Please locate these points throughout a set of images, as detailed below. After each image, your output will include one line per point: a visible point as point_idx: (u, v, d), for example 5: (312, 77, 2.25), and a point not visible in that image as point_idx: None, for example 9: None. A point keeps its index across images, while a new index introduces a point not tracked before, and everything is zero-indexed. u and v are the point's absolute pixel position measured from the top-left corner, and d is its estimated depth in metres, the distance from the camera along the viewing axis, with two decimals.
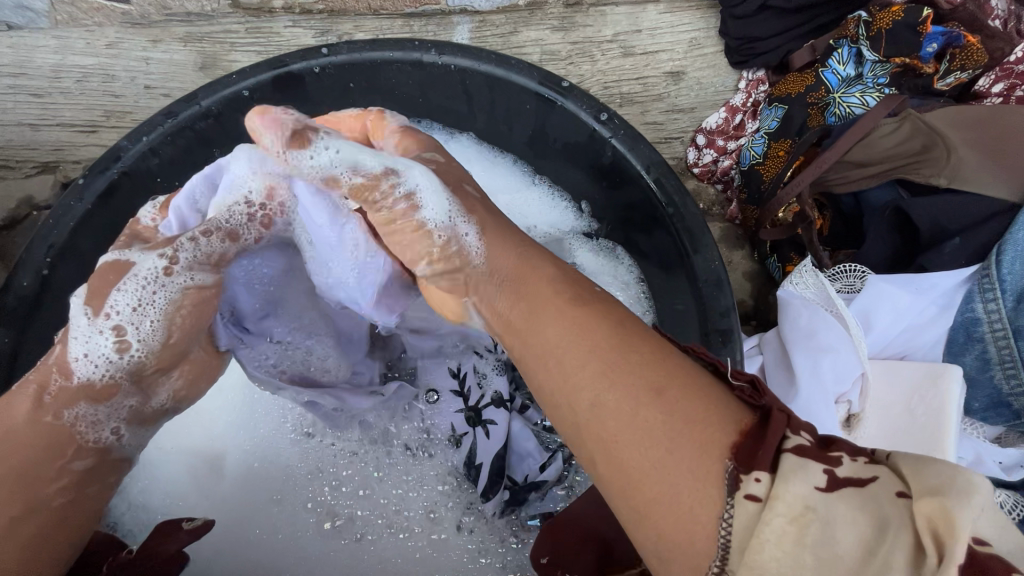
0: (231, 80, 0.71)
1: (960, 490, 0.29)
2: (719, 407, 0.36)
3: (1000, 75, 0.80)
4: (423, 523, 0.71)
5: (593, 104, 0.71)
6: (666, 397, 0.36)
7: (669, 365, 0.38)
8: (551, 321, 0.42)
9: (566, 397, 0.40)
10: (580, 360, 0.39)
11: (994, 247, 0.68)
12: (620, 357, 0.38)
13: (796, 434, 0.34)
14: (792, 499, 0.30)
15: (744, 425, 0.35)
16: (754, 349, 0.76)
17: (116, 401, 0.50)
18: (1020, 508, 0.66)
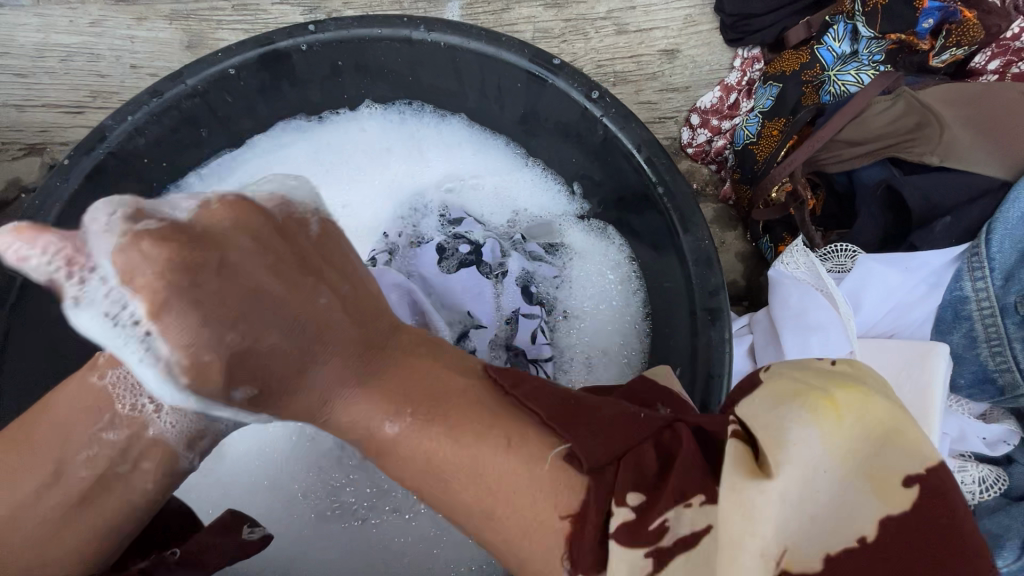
0: (216, 58, 0.70)
1: None
2: (553, 491, 0.39)
3: (996, 51, 0.79)
4: (424, 506, 0.72)
5: (584, 82, 0.70)
6: (513, 452, 0.41)
7: (507, 428, 0.42)
8: (391, 420, 0.44)
9: (435, 471, 0.42)
10: (458, 472, 0.41)
11: (985, 225, 0.69)
12: (450, 450, 0.42)
13: None
14: (634, 561, 0.36)
15: (573, 508, 0.39)
16: (745, 329, 0.77)
17: (144, 372, 0.51)
18: (1002, 482, 0.68)
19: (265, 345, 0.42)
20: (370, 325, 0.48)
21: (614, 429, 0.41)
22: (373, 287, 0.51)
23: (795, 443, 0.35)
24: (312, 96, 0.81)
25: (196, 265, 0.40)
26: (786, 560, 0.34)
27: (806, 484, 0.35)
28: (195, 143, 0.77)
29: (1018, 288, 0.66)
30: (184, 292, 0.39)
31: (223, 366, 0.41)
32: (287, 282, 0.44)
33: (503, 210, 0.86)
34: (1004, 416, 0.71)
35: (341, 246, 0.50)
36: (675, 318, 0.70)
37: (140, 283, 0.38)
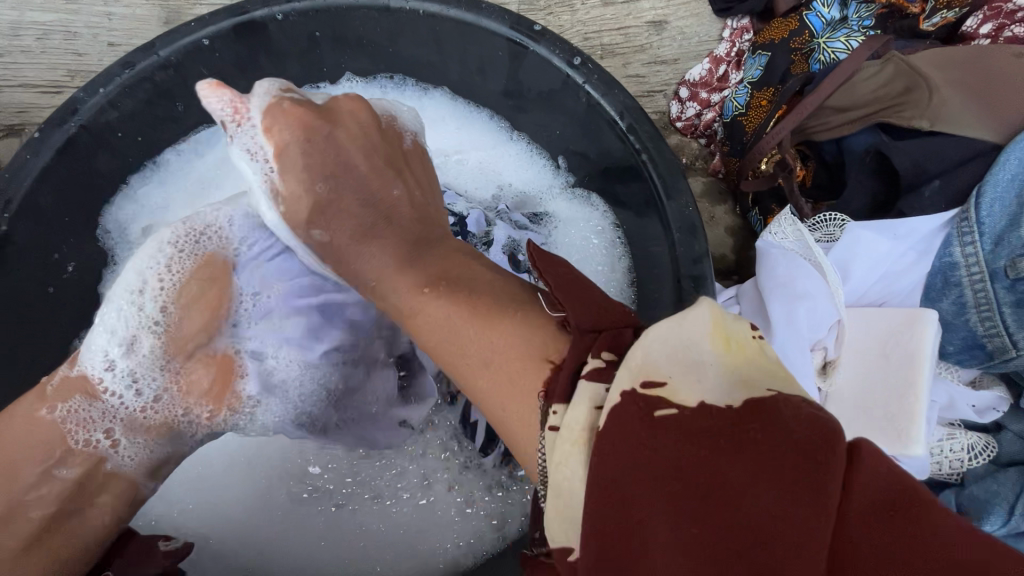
0: (188, 28, 0.68)
1: (687, 364, 0.32)
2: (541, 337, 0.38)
3: (988, 15, 0.77)
4: (413, 487, 0.71)
5: (566, 48, 0.68)
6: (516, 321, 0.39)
7: (512, 300, 0.42)
8: (423, 288, 0.46)
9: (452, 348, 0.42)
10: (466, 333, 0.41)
11: (975, 188, 0.67)
12: (475, 324, 0.41)
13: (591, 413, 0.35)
14: (572, 425, 0.32)
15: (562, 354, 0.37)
16: (731, 301, 0.75)
17: (108, 401, 0.52)
18: (990, 449, 0.68)
19: (338, 207, 0.53)
20: (427, 217, 0.55)
21: (610, 309, 0.37)
22: (435, 201, 0.58)
23: (665, 324, 0.33)
24: (291, 70, 0.79)
25: (312, 127, 0.53)
26: (662, 382, 0.31)
27: (680, 342, 0.33)
28: (171, 118, 0.76)
29: (1008, 252, 0.65)
30: (299, 143, 0.52)
31: (311, 203, 0.53)
32: (372, 165, 0.54)
33: (487, 185, 0.85)
34: (994, 383, 0.70)
35: (424, 162, 0.61)
36: (660, 286, 0.69)
37: (276, 133, 0.52)
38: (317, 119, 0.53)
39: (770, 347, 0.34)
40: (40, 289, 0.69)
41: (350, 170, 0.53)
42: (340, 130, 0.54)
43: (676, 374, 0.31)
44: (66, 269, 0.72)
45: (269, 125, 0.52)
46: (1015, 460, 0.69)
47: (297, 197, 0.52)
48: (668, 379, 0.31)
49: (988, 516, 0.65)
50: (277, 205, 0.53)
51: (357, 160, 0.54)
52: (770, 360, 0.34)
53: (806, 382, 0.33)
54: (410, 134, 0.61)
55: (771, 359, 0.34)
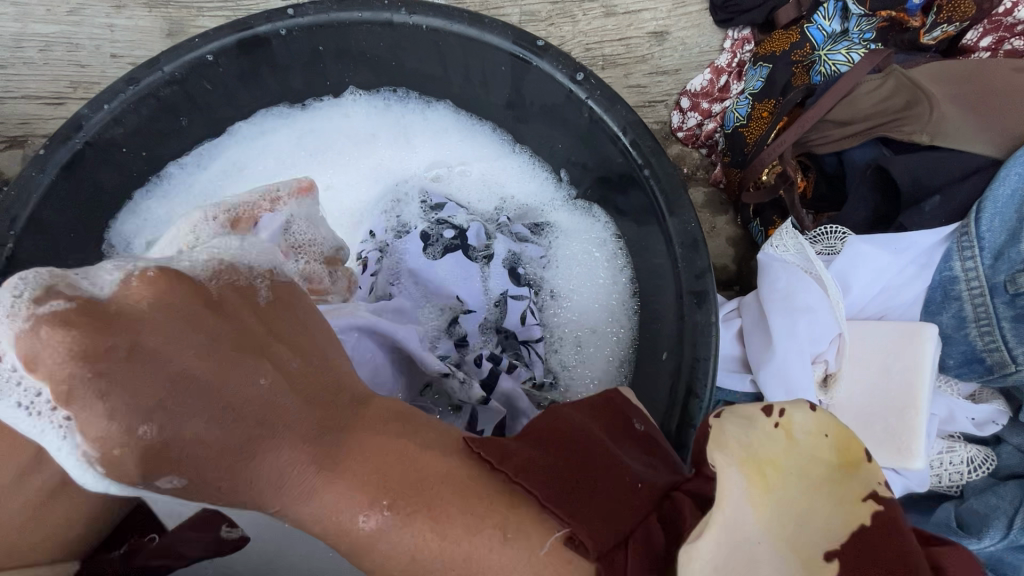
0: (192, 44, 0.68)
1: (743, 552, 0.32)
2: (561, 571, 0.31)
3: (988, 28, 0.78)
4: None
5: (569, 64, 0.69)
6: (510, 545, 0.31)
7: (510, 510, 0.32)
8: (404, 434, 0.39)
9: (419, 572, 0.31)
10: (438, 565, 0.31)
11: (975, 203, 0.68)
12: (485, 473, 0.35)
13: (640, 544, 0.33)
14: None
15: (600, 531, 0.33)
16: (733, 313, 0.75)
17: (176, 287, 0.55)
18: (990, 462, 0.70)
19: (185, 440, 0.30)
20: (327, 386, 0.35)
21: (620, 497, 0.34)
22: (329, 350, 0.36)
23: (716, 531, 0.31)
24: (294, 83, 0.79)
25: (108, 345, 0.29)
26: None
27: (732, 538, 0.32)
28: (175, 132, 0.76)
29: (1007, 267, 0.66)
30: (88, 383, 0.28)
31: (139, 448, 0.29)
32: (217, 355, 0.31)
33: (489, 198, 0.85)
34: (993, 397, 0.71)
35: (303, 303, 0.37)
36: (662, 300, 0.70)
37: (43, 369, 0.28)
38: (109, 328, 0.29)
39: (792, 427, 0.36)
40: None
41: (196, 374, 0.30)
42: (245, 249, 0.43)
43: (736, 570, 0.31)
44: None
45: (307, 194, 0.60)
46: (1013, 472, 0.69)
47: (101, 433, 0.28)
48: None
49: (987, 529, 0.65)
50: (85, 454, 0.29)
51: (187, 352, 0.30)
52: (801, 455, 0.36)
53: (841, 483, 0.35)
54: None
55: (798, 445, 0.36)
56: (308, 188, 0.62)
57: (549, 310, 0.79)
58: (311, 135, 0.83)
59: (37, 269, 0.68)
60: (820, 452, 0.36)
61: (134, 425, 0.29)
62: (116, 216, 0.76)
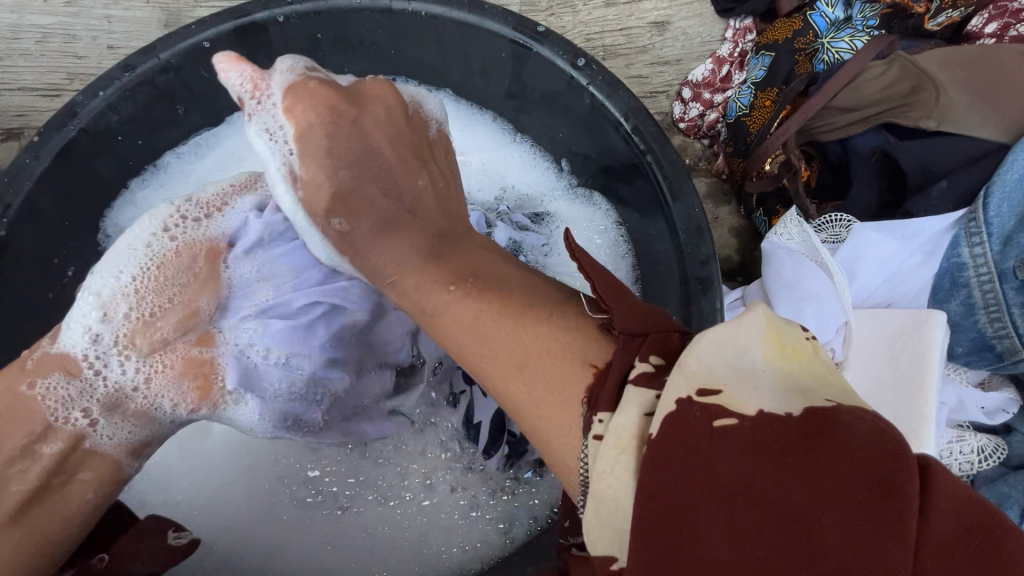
0: (188, 31, 0.67)
1: (739, 376, 0.30)
2: (587, 339, 0.35)
3: (993, 14, 0.77)
4: (417, 491, 0.70)
5: (570, 50, 0.68)
6: (549, 322, 0.36)
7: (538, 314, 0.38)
8: (447, 286, 0.42)
9: (472, 330, 0.39)
10: (498, 340, 0.37)
11: (983, 188, 0.67)
12: (504, 326, 0.37)
13: (642, 361, 0.32)
14: (620, 429, 0.30)
15: (603, 356, 0.34)
16: (737, 302, 0.75)
17: (86, 376, 0.50)
18: (1000, 451, 0.68)
19: (365, 194, 0.48)
20: (452, 213, 0.50)
21: (658, 315, 0.35)
22: (457, 190, 0.53)
23: (721, 327, 0.32)
24: None
25: (338, 112, 0.48)
26: (719, 389, 0.30)
27: (736, 360, 0.31)
28: (171, 120, 0.75)
29: (1016, 253, 0.64)
30: (324, 125, 0.47)
31: (332, 189, 0.48)
32: (396, 154, 0.50)
33: (490, 187, 0.84)
34: (1004, 384, 0.70)
35: (447, 151, 0.56)
36: (666, 289, 0.69)
37: (298, 114, 0.47)
38: (343, 100, 0.49)
39: (821, 351, 0.34)
40: (40, 295, 0.69)
41: (377, 157, 0.49)
42: (366, 115, 0.49)
43: (734, 383, 0.30)
44: (66, 273, 0.71)
45: (291, 107, 0.47)
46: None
47: (319, 183, 0.48)
48: (723, 388, 0.30)
49: None
50: (298, 196, 0.49)
51: (382, 145, 0.49)
52: (830, 368, 0.33)
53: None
54: (435, 124, 0.56)
55: (827, 359, 0.33)
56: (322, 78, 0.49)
57: None
58: None
59: (30, 259, 0.67)
60: (841, 354, 0.34)
61: (336, 221, 0.48)
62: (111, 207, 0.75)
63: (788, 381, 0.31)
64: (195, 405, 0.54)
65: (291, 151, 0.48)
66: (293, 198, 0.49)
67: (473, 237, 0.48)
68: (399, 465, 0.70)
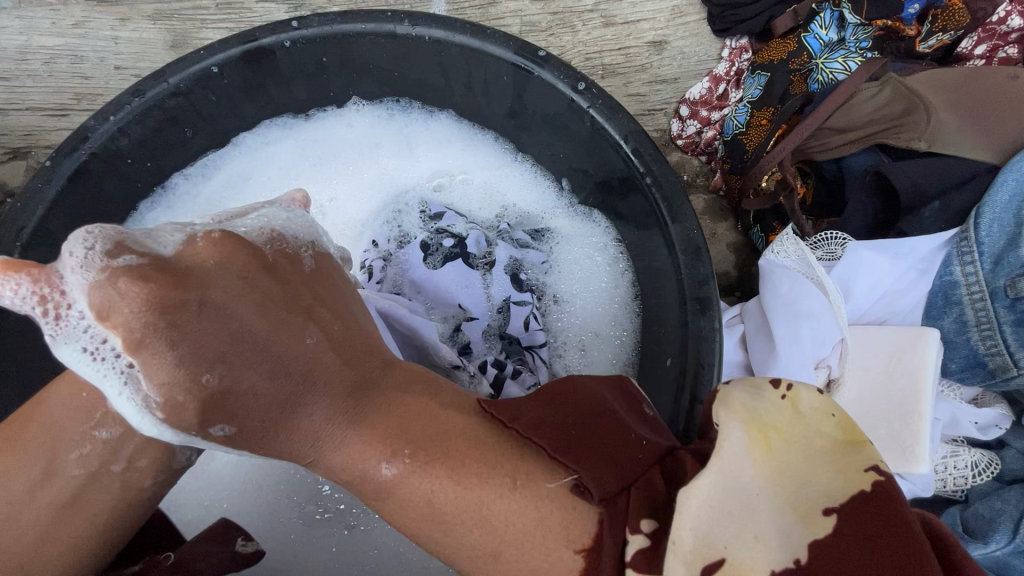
0: (198, 56, 0.69)
1: (738, 512, 0.34)
2: (565, 505, 0.37)
3: (982, 36, 0.79)
4: None
5: (570, 74, 0.69)
6: (518, 492, 0.37)
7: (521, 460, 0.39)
8: (383, 464, 0.40)
9: (437, 519, 0.38)
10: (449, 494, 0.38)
11: (974, 208, 0.69)
12: (461, 484, 0.38)
13: (635, 532, 0.35)
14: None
15: (585, 533, 0.36)
16: (736, 318, 0.77)
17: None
18: (994, 466, 0.70)
19: (245, 387, 0.37)
20: (358, 352, 0.43)
21: (626, 447, 0.38)
22: (387, 311, 0.48)
23: (708, 477, 0.34)
24: (297, 94, 0.80)
25: (171, 305, 0.35)
26: (721, 558, 0.33)
27: (729, 492, 0.34)
28: (180, 143, 0.76)
29: (1007, 272, 0.66)
30: (159, 331, 0.35)
31: (199, 402, 0.36)
32: (270, 320, 0.38)
33: (491, 206, 0.86)
34: (995, 401, 0.71)
35: (343, 283, 0.47)
36: (666, 307, 0.70)
37: (114, 319, 0.34)
38: (173, 288, 0.35)
39: (798, 402, 0.38)
40: None
41: (245, 333, 0.37)
42: (261, 273, 0.40)
43: (733, 543, 0.33)
44: None
45: (285, 182, 0.49)
46: (1018, 477, 0.70)
47: (143, 341, 0.34)
48: (726, 551, 0.33)
49: (992, 533, 0.66)
50: (159, 418, 0.37)
51: (245, 315, 0.37)
52: (807, 431, 0.37)
53: (847, 457, 0.36)
54: (304, 254, 0.44)
55: (806, 421, 0.38)
56: (208, 223, 0.41)
57: (551, 315, 0.80)
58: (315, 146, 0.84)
59: None
60: (828, 424, 0.38)
61: (217, 426, 0.38)
62: (119, 228, 0.76)
63: (791, 506, 0.35)
64: None
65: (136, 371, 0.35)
66: (157, 425, 0.37)
67: (392, 378, 0.43)
68: None
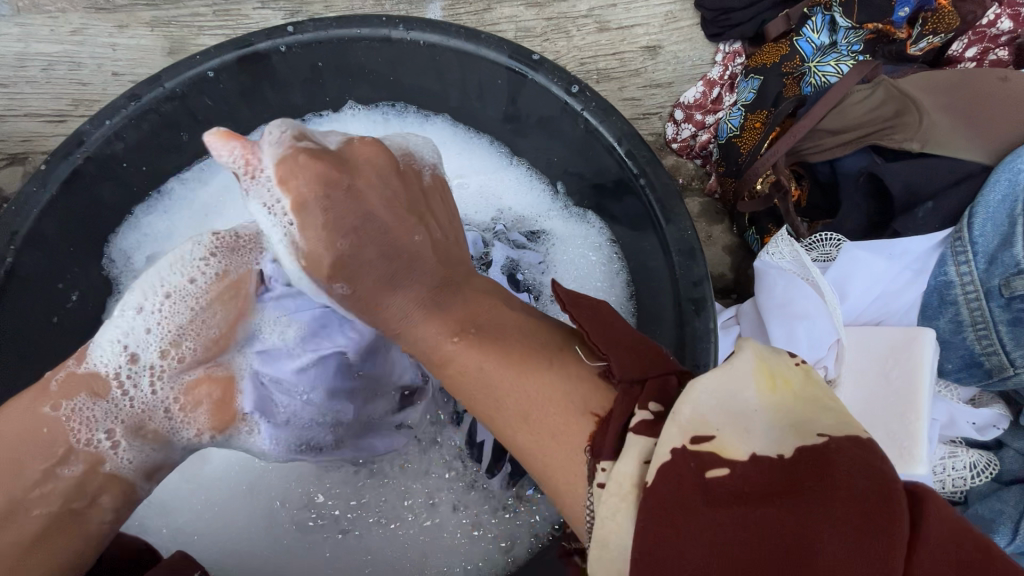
0: (194, 60, 0.69)
1: (728, 417, 0.33)
2: (588, 389, 0.38)
3: (973, 39, 0.80)
4: (419, 512, 0.70)
5: (564, 77, 0.70)
6: (556, 369, 0.39)
7: (561, 350, 0.41)
8: (451, 338, 0.44)
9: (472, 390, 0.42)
10: (499, 390, 0.40)
11: (967, 208, 0.69)
12: (508, 375, 0.40)
13: (643, 408, 0.35)
14: (620, 478, 0.32)
15: (605, 405, 0.37)
16: (731, 321, 0.76)
17: (114, 398, 0.52)
18: (993, 467, 0.69)
19: (362, 258, 0.47)
20: (451, 276, 0.49)
21: (648, 353, 0.39)
22: (453, 237, 0.52)
23: (711, 372, 0.34)
24: (293, 98, 0.80)
25: (330, 180, 0.47)
26: (711, 436, 0.32)
27: (727, 399, 0.34)
28: (176, 147, 0.76)
29: (1001, 272, 0.66)
30: (319, 198, 0.46)
31: (333, 260, 0.47)
32: (392, 215, 0.48)
33: (487, 208, 0.86)
34: (993, 401, 0.71)
35: (443, 198, 0.54)
36: (660, 306, 0.70)
37: (293, 185, 0.46)
38: (336, 171, 0.47)
39: (813, 373, 0.36)
40: (45, 319, 0.69)
41: (373, 220, 0.48)
42: (360, 179, 0.48)
43: (725, 431, 0.32)
44: (70, 298, 0.72)
45: (285, 179, 0.46)
46: (1017, 478, 0.69)
47: (317, 255, 0.47)
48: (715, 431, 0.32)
49: (993, 535, 0.66)
50: (300, 266, 0.47)
51: (375, 206, 0.48)
52: (821, 396, 0.35)
53: (853, 418, 0.34)
54: (428, 169, 0.55)
55: (820, 390, 0.36)
56: (312, 147, 0.48)
57: (546, 316, 0.80)
58: None
59: (37, 285, 0.68)
60: (836, 392, 0.36)
61: (337, 286, 0.48)
62: (115, 233, 0.76)
63: (786, 422, 0.33)
64: (209, 432, 0.56)
65: (279, 214, 0.46)
66: (297, 272, 0.48)
67: (471, 283, 0.49)
68: (402, 487, 0.70)
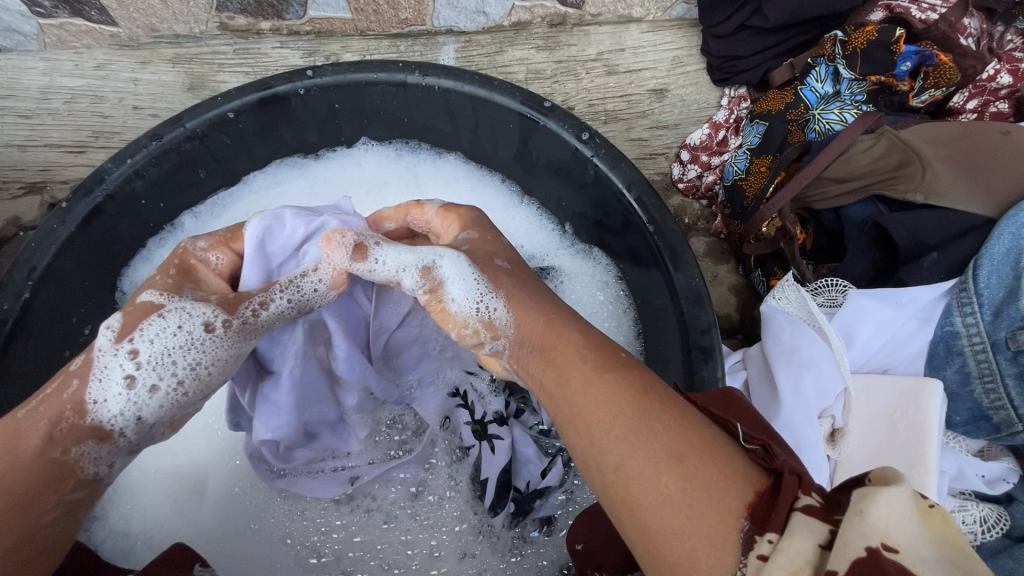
0: (214, 102, 0.71)
1: (901, 524, 0.29)
2: (746, 458, 0.36)
3: (974, 92, 0.83)
4: (425, 556, 0.69)
5: (575, 124, 0.72)
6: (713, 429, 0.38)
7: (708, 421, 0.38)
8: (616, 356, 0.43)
9: (608, 420, 0.38)
10: (632, 438, 0.37)
11: (971, 261, 0.70)
12: (653, 427, 0.37)
13: (808, 494, 0.32)
14: (795, 557, 0.29)
15: (765, 481, 0.34)
16: (739, 365, 0.77)
17: (119, 434, 0.46)
18: (1003, 522, 0.69)
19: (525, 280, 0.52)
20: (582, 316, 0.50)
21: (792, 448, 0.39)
22: None
23: (887, 485, 0.30)
24: (309, 137, 0.82)
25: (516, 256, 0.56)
26: (891, 548, 0.28)
27: (898, 515, 0.29)
28: (193, 183, 0.78)
29: (1008, 324, 0.66)
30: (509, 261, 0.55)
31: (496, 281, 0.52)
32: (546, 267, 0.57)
33: None
34: (1002, 454, 0.71)
35: None
36: (668, 349, 0.70)
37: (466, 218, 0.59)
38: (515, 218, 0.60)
39: None
40: (56, 353, 0.70)
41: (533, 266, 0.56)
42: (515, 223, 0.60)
43: (908, 545, 0.28)
44: (83, 331, 0.73)
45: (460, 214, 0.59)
46: None
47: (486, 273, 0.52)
48: (901, 547, 0.28)
49: None
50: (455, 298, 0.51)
51: None
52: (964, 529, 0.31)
53: None
54: None
55: None
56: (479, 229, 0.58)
57: None
58: (324, 183, 0.86)
59: (52, 321, 0.68)
60: None
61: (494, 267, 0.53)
62: (128, 265, 0.77)
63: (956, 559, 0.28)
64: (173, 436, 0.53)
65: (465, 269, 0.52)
66: (458, 301, 0.51)
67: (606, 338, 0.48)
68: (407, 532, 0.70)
